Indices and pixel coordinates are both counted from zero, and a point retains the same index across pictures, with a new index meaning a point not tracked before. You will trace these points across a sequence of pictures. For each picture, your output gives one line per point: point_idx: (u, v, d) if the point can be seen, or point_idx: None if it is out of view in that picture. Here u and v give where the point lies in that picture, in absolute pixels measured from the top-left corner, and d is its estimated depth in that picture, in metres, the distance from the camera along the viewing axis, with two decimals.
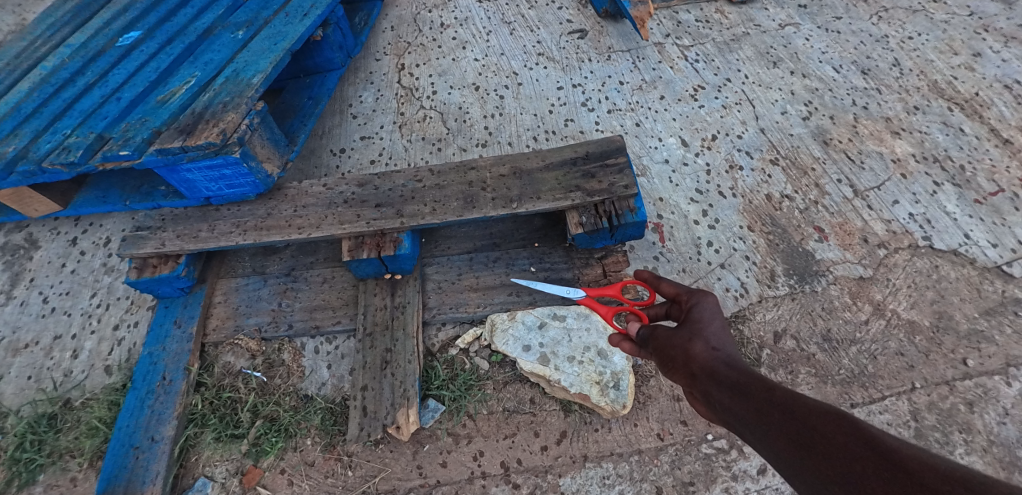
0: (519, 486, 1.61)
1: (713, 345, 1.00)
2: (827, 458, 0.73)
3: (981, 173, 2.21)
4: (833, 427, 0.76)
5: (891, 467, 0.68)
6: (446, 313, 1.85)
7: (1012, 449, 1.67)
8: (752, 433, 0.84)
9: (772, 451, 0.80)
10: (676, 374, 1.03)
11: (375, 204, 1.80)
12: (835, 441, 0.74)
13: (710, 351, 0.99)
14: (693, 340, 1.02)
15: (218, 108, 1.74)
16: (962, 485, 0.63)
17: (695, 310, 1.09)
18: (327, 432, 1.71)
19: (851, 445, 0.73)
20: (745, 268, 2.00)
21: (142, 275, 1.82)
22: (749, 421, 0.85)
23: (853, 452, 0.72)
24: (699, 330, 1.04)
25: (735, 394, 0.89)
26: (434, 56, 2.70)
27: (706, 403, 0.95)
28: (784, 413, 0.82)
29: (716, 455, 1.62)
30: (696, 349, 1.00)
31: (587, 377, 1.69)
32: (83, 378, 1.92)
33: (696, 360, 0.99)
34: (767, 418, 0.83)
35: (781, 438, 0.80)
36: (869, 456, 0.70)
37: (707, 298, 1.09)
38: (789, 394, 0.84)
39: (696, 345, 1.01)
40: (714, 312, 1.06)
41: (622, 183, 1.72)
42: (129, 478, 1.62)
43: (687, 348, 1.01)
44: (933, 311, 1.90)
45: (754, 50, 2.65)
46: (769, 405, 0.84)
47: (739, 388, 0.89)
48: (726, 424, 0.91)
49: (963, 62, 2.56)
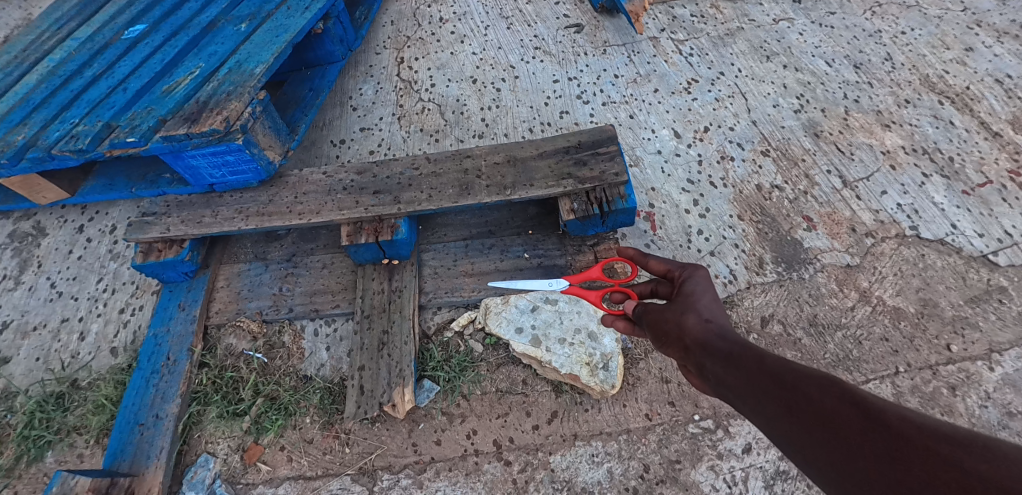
0: (510, 463, 1.67)
1: (706, 317, 1.00)
2: (815, 422, 0.73)
3: (970, 165, 2.24)
4: (820, 389, 0.75)
5: (877, 426, 0.68)
6: (442, 297, 1.90)
7: (993, 431, 1.71)
8: (741, 400, 0.83)
9: (760, 417, 0.80)
10: (670, 348, 1.03)
11: (373, 191, 1.85)
12: (822, 404, 0.74)
13: (703, 323, 0.99)
14: (686, 313, 1.02)
15: (222, 97, 1.80)
16: (948, 441, 0.63)
17: (688, 284, 1.10)
18: (326, 410, 1.76)
19: (838, 408, 0.72)
20: (734, 256, 2.04)
21: (148, 259, 1.88)
22: (740, 391, 0.84)
23: (840, 413, 0.71)
24: (691, 303, 1.05)
25: (726, 364, 0.89)
26: (433, 50, 2.75)
27: (699, 375, 0.95)
28: (773, 378, 0.81)
29: (702, 434, 1.67)
30: (689, 322, 1.00)
31: (577, 359, 1.74)
32: (90, 360, 1.98)
33: (689, 333, 0.99)
34: (756, 385, 0.82)
35: (770, 403, 0.79)
36: (856, 416, 0.70)
37: (699, 273, 1.11)
38: (778, 360, 0.83)
39: (689, 318, 1.01)
40: (705, 286, 1.08)
41: (613, 170, 1.77)
42: (134, 453, 1.68)
43: (680, 321, 1.02)
44: (918, 298, 1.94)
45: (748, 44, 2.69)
46: (759, 372, 0.83)
47: (730, 358, 0.89)
48: (719, 394, 0.91)
49: (955, 57, 2.59)
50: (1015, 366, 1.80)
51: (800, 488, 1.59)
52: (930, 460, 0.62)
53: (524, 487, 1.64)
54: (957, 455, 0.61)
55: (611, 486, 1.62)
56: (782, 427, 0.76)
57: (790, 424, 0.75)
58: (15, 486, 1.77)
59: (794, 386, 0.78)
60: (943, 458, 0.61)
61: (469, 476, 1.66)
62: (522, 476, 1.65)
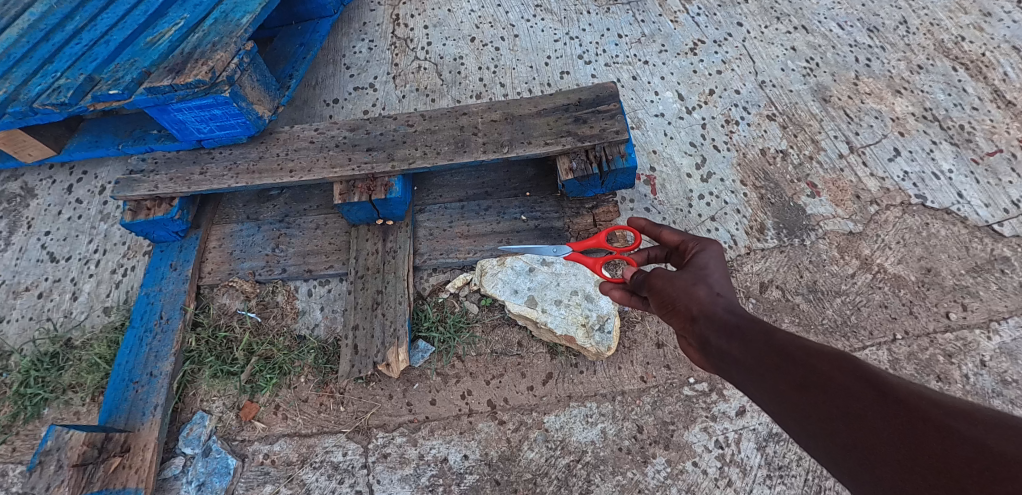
0: (504, 423, 1.68)
1: (716, 290, 0.93)
2: (827, 398, 0.67)
3: (980, 133, 2.17)
4: (833, 365, 0.69)
5: (895, 404, 0.63)
6: (438, 259, 1.88)
7: (986, 398, 1.71)
8: (745, 374, 0.77)
9: (764, 391, 0.73)
10: (672, 318, 0.95)
11: (366, 148, 1.80)
12: (835, 378, 0.68)
13: (712, 295, 0.91)
14: (697, 284, 0.94)
15: (207, 47, 1.72)
16: (968, 420, 0.60)
17: (701, 257, 1.02)
18: (320, 369, 1.77)
19: (853, 384, 0.66)
20: (735, 221, 2.01)
21: (137, 218, 1.84)
22: (746, 363, 0.78)
23: (855, 389, 0.66)
24: (702, 276, 0.97)
25: (734, 336, 0.81)
26: (430, 6, 2.64)
27: (700, 348, 0.88)
28: (782, 353, 0.75)
29: (697, 397, 1.68)
30: (700, 293, 0.92)
31: (573, 320, 1.73)
32: (83, 319, 1.97)
33: (697, 302, 0.91)
34: (765, 359, 0.75)
35: (776, 375, 0.72)
36: (873, 392, 0.65)
37: (713, 247, 1.03)
38: (789, 335, 0.77)
39: (700, 289, 0.93)
40: (718, 261, 1.00)
41: (613, 128, 1.72)
42: (129, 410, 1.70)
43: (690, 290, 0.94)
44: (921, 266, 1.90)
45: (758, 5, 2.57)
46: (768, 345, 0.76)
47: (737, 331, 0.82)
48: (719, 369, 0.84)
49: (972, 22, 2.48)
50: (1012, 336, 1.78)
51: (792, 450, 1.60)
52: (951, 440, 0.58)
53: (518, 445, 1.65)
54: (977, 434, 0.58)
55: (604, 446, 1.63)
56: (786, 401, 0.70)
57: (797, 399, 0.69)
58: (12, 442, 1.79)
59: (803, 361, 0.71)
60: (963, 437, 0.58)
61: (463, 435, 1.67)
62: (516, 435, 1.66)
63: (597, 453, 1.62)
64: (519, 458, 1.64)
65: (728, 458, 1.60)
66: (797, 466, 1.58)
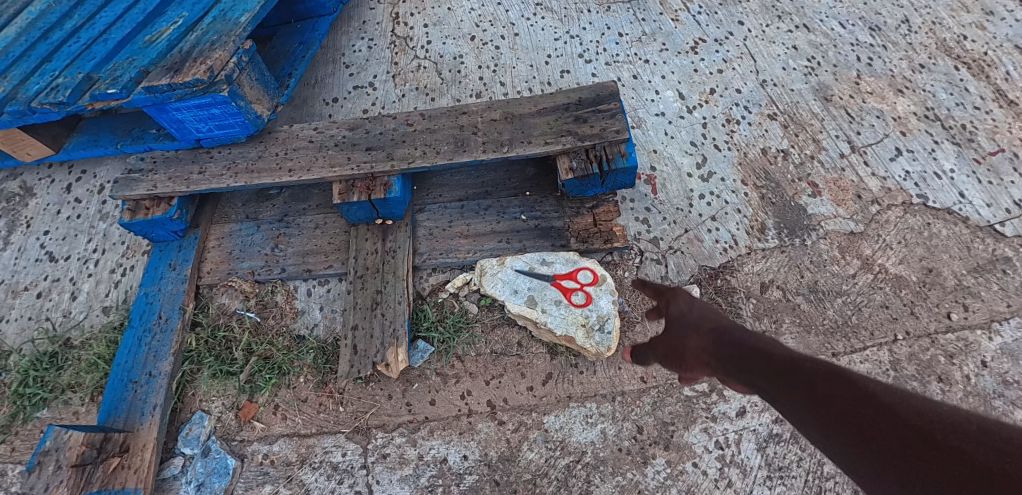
0: (504, 423, 1.67)
1: (718, 335, 1.07)
2: (832, 421, 0.77)
3: (982, 133, 2.16)
4: (827, 391, 0.80)
5: (886, 416, 0.72)
6: (437, 259, 1.87)
7: (988, 399, 1.69)
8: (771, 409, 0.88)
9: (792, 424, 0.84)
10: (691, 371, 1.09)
11: (366, 147, 1.79)
12: (832, 404, 0.78)
13: (713, 343, 1.06)
14: (692, 336, 1.10)
15: (206, 46, 1.71)
16: (948, 425, 0.66)
17: (686, 307, 1.18)
18: (319, 369, 1.77)
19: (847, 405, 0.76)
20: (735, 221, 2.00)
21: (136, 217, 1.84)
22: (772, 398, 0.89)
23: (852, 410, 0.75)
24: (696, 324, 1.12)
25: (748, 379, 0.95)
26: (429, 5, 2.63)
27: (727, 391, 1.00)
28: (786, 388, 0.86)
29: (697, 397, 1.67)
30: (696, 344, 1.08)
31: (573, 320, 1.72)
32: (83, 319, 1.96)
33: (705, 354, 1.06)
34: (779, 396, 0.87)
35: (786, 406, 0.85)
36: (863, 408, 0.75)
37: (689, 295, 1.19)
38: (787, 366, 0.89)
39: (696, 340, 1.09)
40: (697, 305, 1.17)
41: (614, 127, 1.71)
42: (128, 409, 1.69)
43: (689, 344, 1.10)
44: (922, 267, 1.90)
45: (759, 3, 2.55)
46: (775, 383, 0.89)
47: (748, 373, 0.95)
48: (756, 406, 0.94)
49: (974, 21, 2.47)
50: (1014, 336, 1.77)
51: (792, 451, 1.59)
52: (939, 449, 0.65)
53: (518, 446, 1.65)
54: (960, 439, 0.64)
55: (604, 447, 1.63)
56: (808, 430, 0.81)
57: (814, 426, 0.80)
58: (12, 442, 1.79)
59: (807, 391, 0.82)
60: (946, 442, 0.64)
61: (463, 436, 1.67)
62: (516, 435, 1.66)
63: (597, 454, 1.62)
64: (519, 459, 1.63)
65: (728, 459, 1.60)
66: (798, 468, 1.58)
